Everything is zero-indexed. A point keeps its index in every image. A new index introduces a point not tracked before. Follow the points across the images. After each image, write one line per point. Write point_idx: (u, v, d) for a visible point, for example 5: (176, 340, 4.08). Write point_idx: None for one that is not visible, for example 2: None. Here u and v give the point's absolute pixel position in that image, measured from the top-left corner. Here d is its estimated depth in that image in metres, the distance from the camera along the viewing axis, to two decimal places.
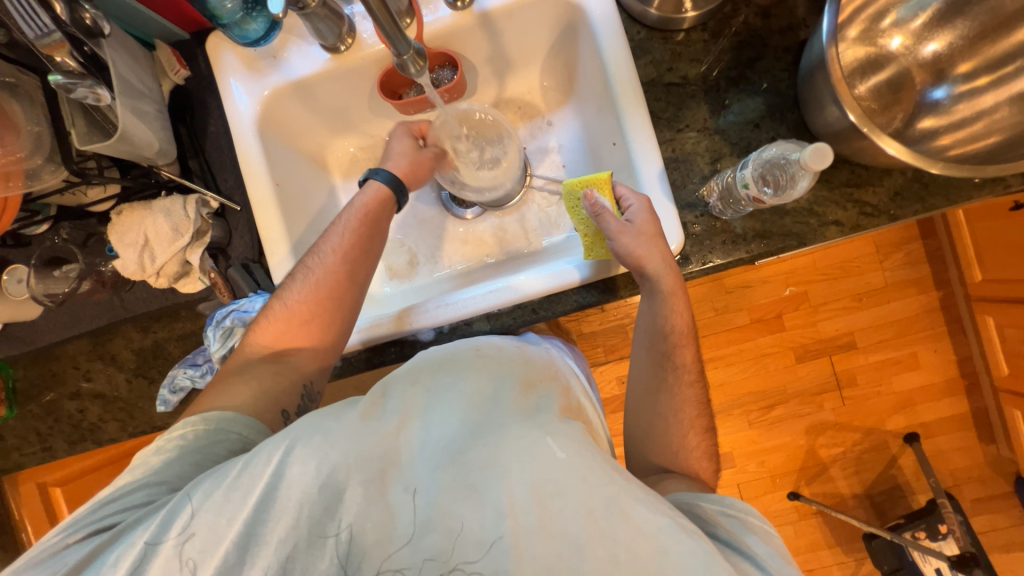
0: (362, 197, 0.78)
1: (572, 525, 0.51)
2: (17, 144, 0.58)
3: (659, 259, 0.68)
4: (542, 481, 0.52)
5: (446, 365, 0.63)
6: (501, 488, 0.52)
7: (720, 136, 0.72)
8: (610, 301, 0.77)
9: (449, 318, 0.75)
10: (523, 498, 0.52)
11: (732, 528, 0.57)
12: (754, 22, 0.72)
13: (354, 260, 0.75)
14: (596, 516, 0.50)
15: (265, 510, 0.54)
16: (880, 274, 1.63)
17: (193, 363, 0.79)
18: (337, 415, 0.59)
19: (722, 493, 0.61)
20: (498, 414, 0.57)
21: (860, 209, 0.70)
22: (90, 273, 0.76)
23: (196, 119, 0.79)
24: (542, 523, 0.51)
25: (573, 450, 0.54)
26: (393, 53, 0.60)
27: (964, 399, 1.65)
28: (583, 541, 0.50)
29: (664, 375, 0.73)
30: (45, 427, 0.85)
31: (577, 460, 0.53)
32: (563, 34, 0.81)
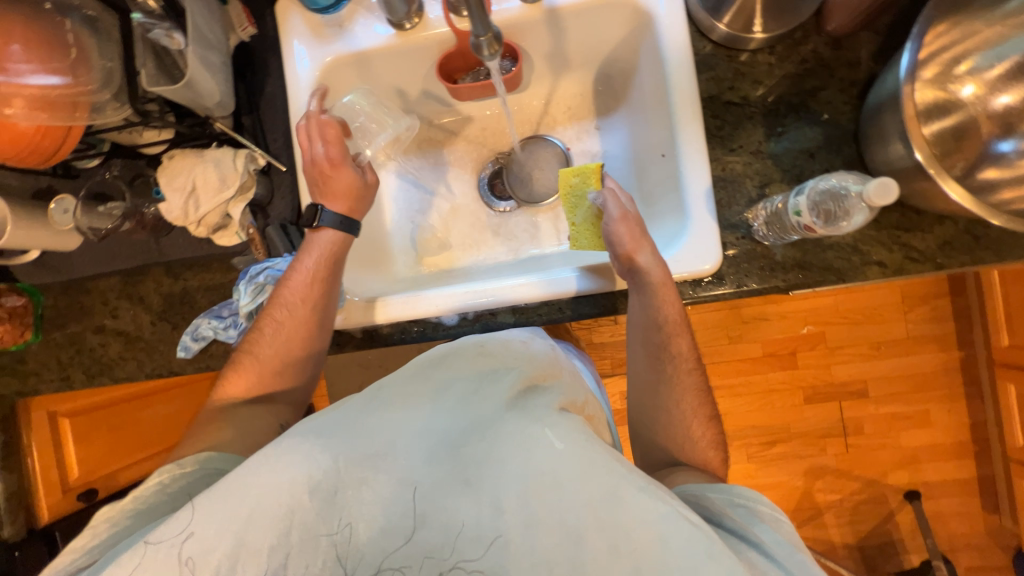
0: (315, 244, 0.73)
1: (569, 517, 0.51)
2: (88, 76, 0.59)
3: (651, 253, 0.69)
4: (542, 474, 0.53)
5: (445, 359, 0.65)
6: (498, 485, 0.54)
7: (772, 162, 0.71)
8: (622, 308, 0.77)
9: (435, 309, 0.75)
10: (520, 496, 0.52)
11: (739, 517, 0.57)
12: (823, 52, 0.71)
13: (321, 309, 0.73)
14: (595, 507, 0.51)
15: (259, 515, 0.53)
16: (902, 326, 1.60)
17: (218, 314, 0.80)
18: (345, 417, 0.60)
19: (730, 482, 0.62)
20: (492, 410, 0.59)
21: (906, 253, 0.68)
22: (134, 213, 0.77)
23: (255, 77, 0.80)
24: (540, 517, 0.52)
25: (572, 441, 0.54)
26: (471, 33, 0.57)
27: (972, 464, 1.61)
28: (584, 533, 0.51)
29: (663, 365, 0.73)
30: (66, 356, 0.86)
31: (575, 452, 0.53)
32: (626, 41, 0.81)
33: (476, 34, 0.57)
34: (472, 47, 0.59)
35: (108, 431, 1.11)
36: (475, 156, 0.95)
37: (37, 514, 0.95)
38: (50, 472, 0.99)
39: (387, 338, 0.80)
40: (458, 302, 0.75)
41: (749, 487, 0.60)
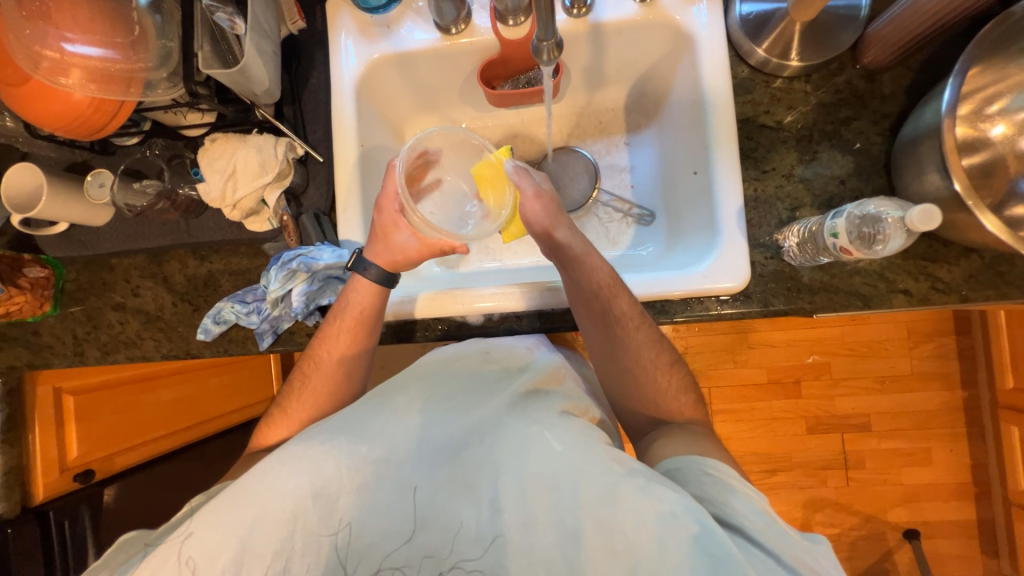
0: (351, 294, 0.74)
1: (567, 515, 0.54)
2: (146, 54, 0.60)
3: (571, 230, 0.73)
4: (541, 475, 0.57)
5: (448, 363, 0.72)
6: (497, 487, 0.57)
7: (804, 186, 0.73)
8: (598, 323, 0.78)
9: (494, 307, 0.75)
10: (518, 496, 0.56)
11: (716, 489, 0.56)
12: (857, 83, 0.73)
13: (353, 358, 0.76)
14: (590, 505, 0.54)
15: (264, 520, 0.57)
16: (907, 361, 1.60)
17: (242, 299, 0.79)
18: (352, 420, 0.64)
19: (700, 454, 0.62)
20: (495, 416, 0.64)
21: (932, 283, 0.69)
22: (168, 193, 0.77)
23: (300, 69, 0.82)
24: (536, 516, 0.55)
25: (569, 442, 0.58)
26: (535, 36, 0.59)
27: (972, 505, 1.60)
28: (580, 531, 0.53)
29: (615, 323, 0.70)
30: (82, 332, 0.86)
31: (573, 453, 0.57)
32: (663, 61, 0.83)
33: (540, 38, 0.59)
34: (533, 50, 0.61)
35: (112, 413, 1.08)
36: None
37: (32, 492, 0.94)
38: (49, 450, 0.97)
39: (409, 334, 0.80)
40: (471, 306, 0.75)
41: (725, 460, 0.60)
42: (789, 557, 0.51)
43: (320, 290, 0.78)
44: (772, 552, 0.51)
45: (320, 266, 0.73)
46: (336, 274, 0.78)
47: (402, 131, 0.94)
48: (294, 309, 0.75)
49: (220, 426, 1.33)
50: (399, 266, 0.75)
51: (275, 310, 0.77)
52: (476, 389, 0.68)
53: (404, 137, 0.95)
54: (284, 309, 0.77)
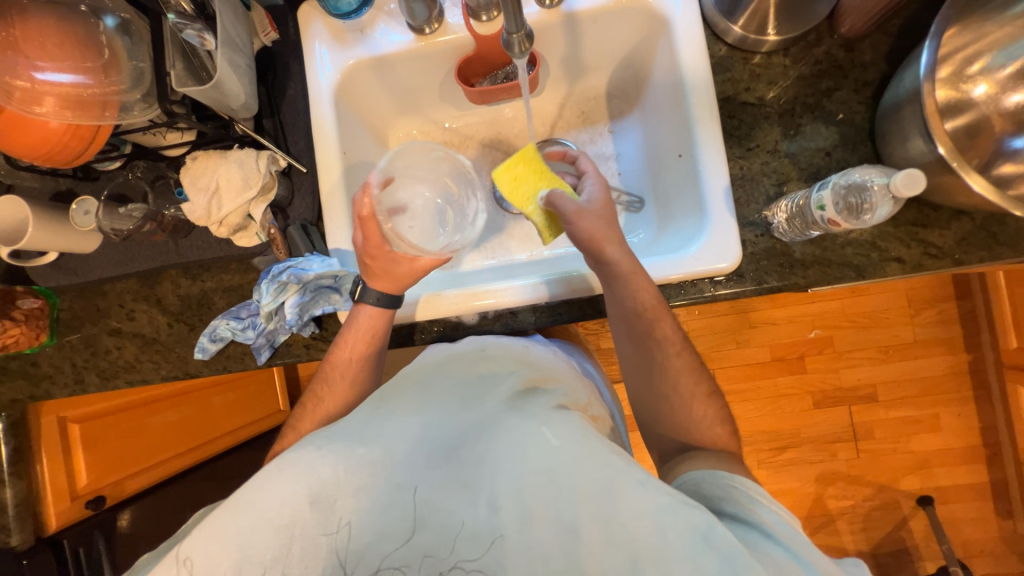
0: (359, 318, 0.74)
1: (565, 509, 0.55)
2: (118, 77, 0.60)
3: (621, 249, 0.68)
4: (539, 471, 0.57)
5: (446, 363, 0.71)
6: (495, 485, 0.57)
7: (789, 160, 0.72)
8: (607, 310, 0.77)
9: (494, 304, 0.75)
10: (516, 494, 0.56)
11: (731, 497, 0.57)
12: (837, 53, 0.72)
13: (362, 382, 0.76)
14: (588, 499, 0.54)
15: (259, 530, 0.57)
16: (909, 329, 1.60)
17: (236, 315, 0.79)
18: (351, 424, 0.64)
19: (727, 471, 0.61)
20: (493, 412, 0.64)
21: (925, 249, 0.69)
22: (154, 215, 0.77)
23: (277, 81, 0.81)
24: (533, 512, 0.55)
25: (567, 437, 0.58)
26: (504, 30, 0.58)
27: (984, 468, 1.60)
28: (578, 524, 0.54)
29: (649, 341, 0.70)
30: (81, 359, 0.86)
31: (572, 450, 0.57)
32: (640, 45, 0.83)
33: (509, 32, 0.59)
34: (504, 42, 0.60)
35: (118, 438, 1.09)
36: (489, 159, 0.96)
37: (44, 522, 0.95)
38: (58, 479, 0.97)
39: (408, 338, 0.80)
40: (465, 305, 0.75)
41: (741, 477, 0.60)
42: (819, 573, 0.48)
43: (314, 300, 0.76)
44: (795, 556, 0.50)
45: (310, 276, 0.73)
46: (328, 284, 0.78)
47: (385, 135, 0.94)
48: (289, 321, 0.75)
49: (227, 444, 1.33)
50: (404, 286, 0.73)
51: (271, 324, 0.77)
52: (473, 387, 0.68)
53: (387, 141, 0.95)
54: (279, 323, 0.77)
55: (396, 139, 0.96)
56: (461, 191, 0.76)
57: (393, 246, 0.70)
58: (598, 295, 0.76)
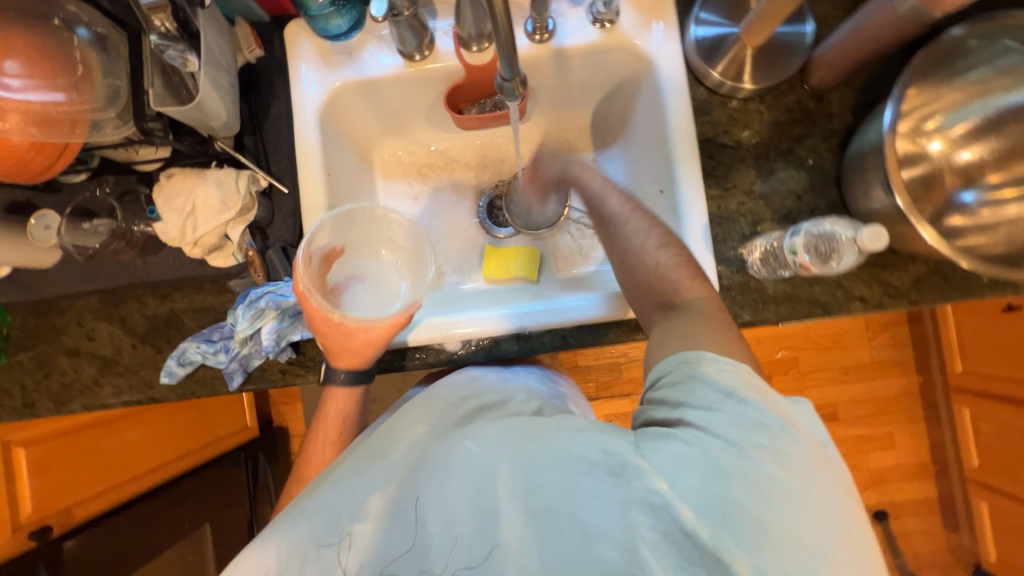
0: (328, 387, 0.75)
1: (484, 500, 0.54)
2: (91, 95, 0.57)
3: (618, 197, 0.69)
4: (463, 477, 0.55)
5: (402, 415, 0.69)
6: (425, 504, 0.56)
7: (763, 201, 0.76)
8: (590, 341, 0.78)
9: (472, 333, 0.75)
10: (444, 506, 0.55)
11: (684, 411, 0.50)
12: (807, 103, 0.77)
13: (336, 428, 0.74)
14: (506, 484, 0.53)
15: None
16: (867, 351, 1.69)
17: (207, 338, 0.76)
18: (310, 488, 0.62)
19: None
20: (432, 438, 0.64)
21: (884, 289, 0.74)
22: (123, 232, 0.74)
23: (260, 98, 0.80)
24: (461, 519, 0.54)
25: (485, 442, 0.57)
26: (498, 75, 0.59)
27: (932, 483, 1.70)
28: (497, 510, 0.53)
29: (635, 258, 0.64)
30: (32, 381, 0.80)
31: (489, 451, 0.56)
32: (624, 82, 0.85)
33: (504, 76, 0.59)
34: (498, 87, 0.61)
35: (69, 461, 1.02)
36: (474, 182, 0.97)
37: None
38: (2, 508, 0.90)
39: (401, 361, 0.78)
40: (440, 326, 0.75)
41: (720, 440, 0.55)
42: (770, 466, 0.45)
43: (293, 326, 0.74)
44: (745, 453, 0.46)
45: (290, 302, 0.71)
46: None
47: (369, 155, 0.93)
48: (265, 348, 0.72)
49: (189, 464, 1.28)
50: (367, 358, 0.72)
51: (245, 348, 0.74)
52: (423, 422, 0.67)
53: (372, 161, 0.94)
54: (254, 347, 0.74)
55: (380, 159, 0.95)
56: (412, 244, 0.77)
57: (347, 320, 0.68)
58: (580, 325, 0.77)
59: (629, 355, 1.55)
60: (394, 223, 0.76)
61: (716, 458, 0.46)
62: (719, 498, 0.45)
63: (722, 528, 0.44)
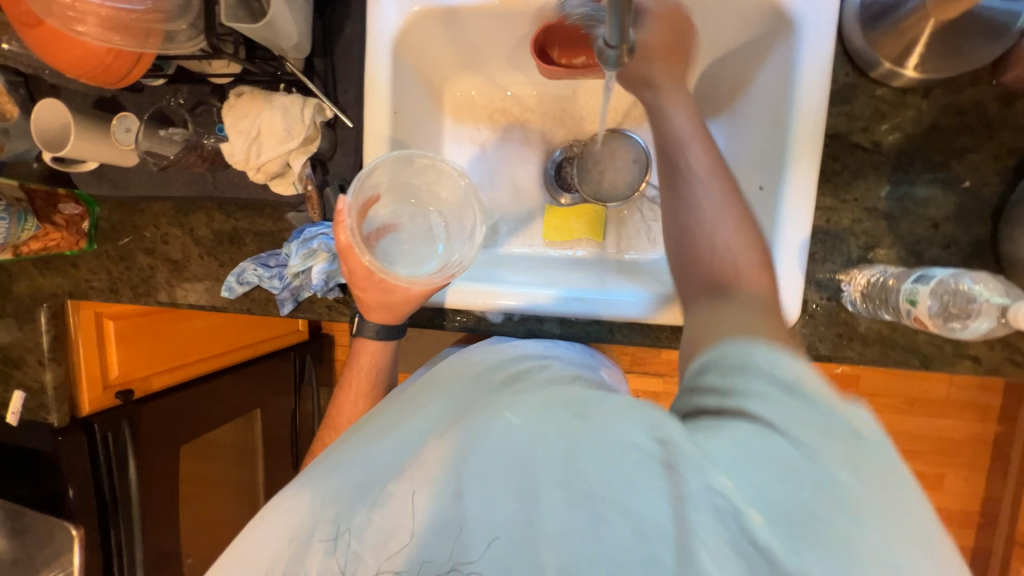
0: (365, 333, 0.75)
1: (522, 483, 0.44)
2: (164, 2, 0.54)
3: (708, 150, 0.55)
4: (492, 451, 0.46)
5: (435, 375, 0.66)
6: (456, 475, 0.47)
7: (886, 223, 0.63)
8: (637, 339, 0.73)
9: (517, 309, 0.72)
10: (476, 478, 0.46)
11: (746, 381, 0.38)
12: (988, 106, 0.60)
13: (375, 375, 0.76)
14: (545, 465, 0.43)
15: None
16: (944, 387, 1.51)
17: (265, 263, 0.78)
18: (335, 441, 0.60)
19: None
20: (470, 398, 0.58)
21: (1008, 354, 0.62)
22: (195, 145, 0.74)
23: (335, 16, 0.73)
24: (493, 496, 0.45)
25: (525, 414, 0.47)
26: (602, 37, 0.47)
27: (971, 534, 1.59)
28: (541, 499, 0.43)
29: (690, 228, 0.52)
30: (116, 270, 0.88)
31: (529, 422, 0.46)
32: (750, 44, 0.70)
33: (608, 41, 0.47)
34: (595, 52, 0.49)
35: (147, 338, 1.16)
36: (547, 138, 0.88)
37: (79, 405, 1.03)
38: (92, 366, 1.04)
39: (440, 321, 0.78)
40: (489, 304, 0.72)
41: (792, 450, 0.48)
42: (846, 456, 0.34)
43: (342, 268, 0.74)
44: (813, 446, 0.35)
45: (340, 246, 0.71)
46: None
47: (440, 93, 0.86)
48: (314, 285, 0.73)
49: (246, 355, 1.42)
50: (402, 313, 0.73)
51: (296, 280, 0.76)
52: (463, 389, 0.61)
53: (442, 100, 0.87)
54: (304, 280, 0.76)
55: (452, 98, 0.87)
56: (459, 200, 0.75)
57: (382, 274, 0.68)
58: (631, 322, 0.71)
59: None
60: (446, 173, 0.73)
61: (772, 439, 0.35)
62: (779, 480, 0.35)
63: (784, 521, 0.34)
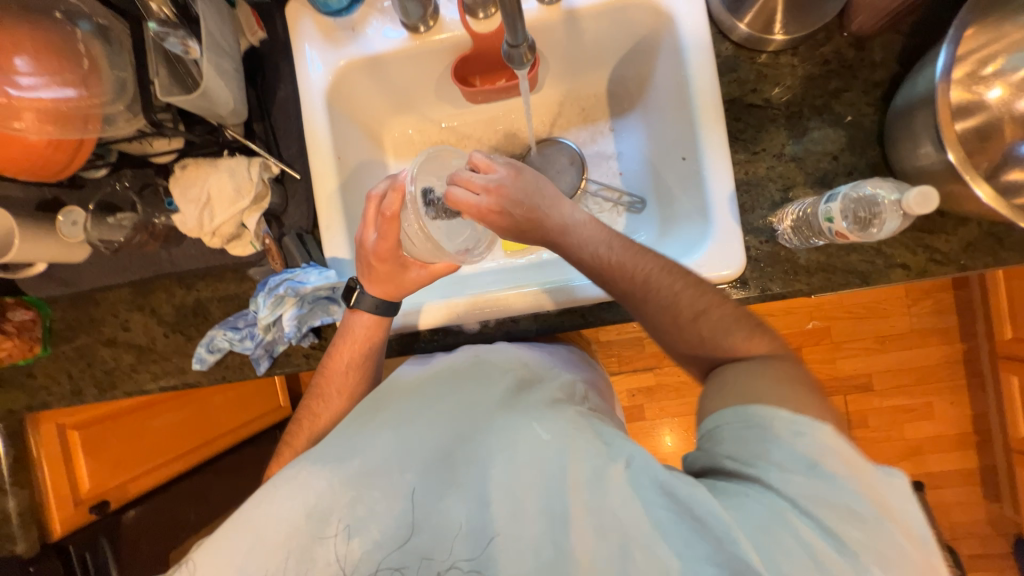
0: (353, 325, 0.73)
1: (555, 501, 0.57)
2: (100, 87, 0.57)
3: (644, 259, 0.64)
4: (530, 464, 0.59)
5: (435, 372, 0.72)
6: (486, 484, 0.60)
7: (796, 164, 0.71)
8: (608, 318, 0.76)
9: (491, 315, 0.74)
10: (507, 487, 0.59)
11: (772, 459, 0.49)
12: (846, 52, 0.70)
13: (358, 395, 0.77)
14: (580, 489, 0.56)
15: (260, 547, 0.59)
16: (905, 319, 1.60)
17: (233, 326, 0.77)
18: (343, 441, 0.66)
19: (756, 403, 0.54)
20: (486, 411, 0.67)
21: (930, 255, 0.68)
22: (145, 224, 0.77)
23: (267, 82, 0.78)
24: (523, 504, 0.58)
25: (557, 432, 0.60)
26: (506, 41, 0.56)
27: (973, 454, 1.64)
28: (569, 515, 0.56)
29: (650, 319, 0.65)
30: (77, 369, 0.85)
31: (562, 442, 0.59)
32: (643, 41, 0.80)
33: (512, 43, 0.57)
34: (505, 55, 0.58)
35: (118, 442, 1.09)
36: (486, 158, 0.94)
37: (49, 529, 0.94)
38: (60, 483, 0.97)
39: (408, 346, 0.80)
40: (521, 291, 0.73)
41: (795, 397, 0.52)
42: (813, 503, 0.47)
43: (311, 311, 0.76)
44: (794, 499, 0.47)
45: (307, 289, 0.72)
46: (326, 295, 0.76)
47: (379, 136, 0.91)
48: (288, 333, 0.74)
49: (229, 442, 1.34)
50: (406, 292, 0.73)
51: (268, 335, 0.76)
52: (469, 389, 0.69)
53: (383, 141, 0.92)
54: (277, 333, 0.76)
55: (391, 139, 0.93)
56: None
57: (405, 250, 0.69)
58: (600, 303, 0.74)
59: None
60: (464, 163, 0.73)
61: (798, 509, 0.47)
62: (761, 529, 0.46)
63: (761, 548, 0.46)
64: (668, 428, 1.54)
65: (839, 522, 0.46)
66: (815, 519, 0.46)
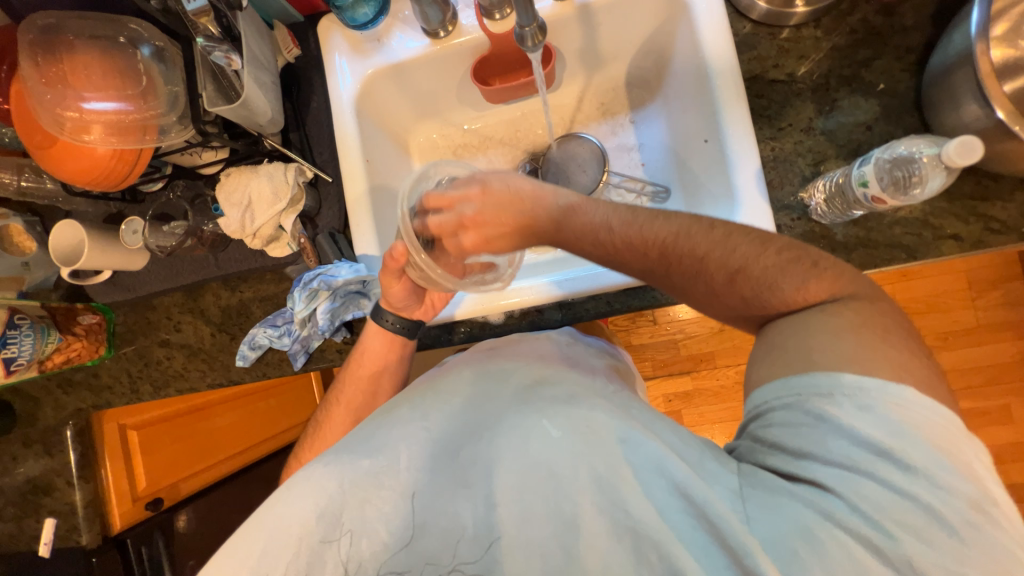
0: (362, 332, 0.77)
1: (562, 502, 0.53)
2: (155, 102, 0.64)
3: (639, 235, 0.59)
4: (538, 464, 0.55)
5: (446, 376, 0.71)
6: (493, 484, 0.56)
7: (825, 138, 0.68)
8: (634, 305, 0.74)
9: (516, 305, 0.74)
10: (514, 491, 0.55)
11: (826, 445, 0.46)
12: (874, 20, 0.68)
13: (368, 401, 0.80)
14: (589, 491, 0.53)
15: (270, 552, 0.57)
16: (971, 313, 1.47)
17: (273, 323, 0.81)
18: (363, 434, 0.64)
19: (804, 369, 0.49)
20: (497, 409, 0.63)
21: (985, 224, 0.63)
22: (194, 231, 0.81)
23: (301, 94, 0.84)
24: (531, 507, 0.54)
25: (569, 429, 0.57)
26: (516, 24, 0.61)
27: None
28: (578, 518, 0.52)
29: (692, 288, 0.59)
30: (136, 369, 0.91)
31: (574, 440, 0.56)
32: (659, 29, 0.80)
33: (522, 25, 0.61)
34: (516, 38, 0.63)
35: (174, 441, 1.17)
36: (508, 156, 0.96)
37: (110, 522, 1.00)
38: (119, 482, 1.03)
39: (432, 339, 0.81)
40: (543, 284, 0.73)
41: (833, 366, 0.48)
42: (872, 504, 0.43)
43: (343, 305, 0.80)
44: (852, 500, 0.43)
45: (339, 282, 0.75)
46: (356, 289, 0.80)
47: (406, 142, 0.96)
48: (321, 328, 0.78)
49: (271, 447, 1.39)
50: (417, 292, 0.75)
51: (304, 330, 0.79)
52: (483, 387, 0.67)
53: (409, 147, 0.96)
54: (312, 329, 0.80)
55: (417, 144, 0.97)
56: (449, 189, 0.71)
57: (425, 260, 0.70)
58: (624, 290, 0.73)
59: (684, 331, 1.47)
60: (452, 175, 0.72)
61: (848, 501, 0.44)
62: (801, 537, 0.43)
63: (784, 559, 0.43)
64: (709, 434, 1.46)
65: (898, 519, 0.42)
66: (870, 520, 0.43)
